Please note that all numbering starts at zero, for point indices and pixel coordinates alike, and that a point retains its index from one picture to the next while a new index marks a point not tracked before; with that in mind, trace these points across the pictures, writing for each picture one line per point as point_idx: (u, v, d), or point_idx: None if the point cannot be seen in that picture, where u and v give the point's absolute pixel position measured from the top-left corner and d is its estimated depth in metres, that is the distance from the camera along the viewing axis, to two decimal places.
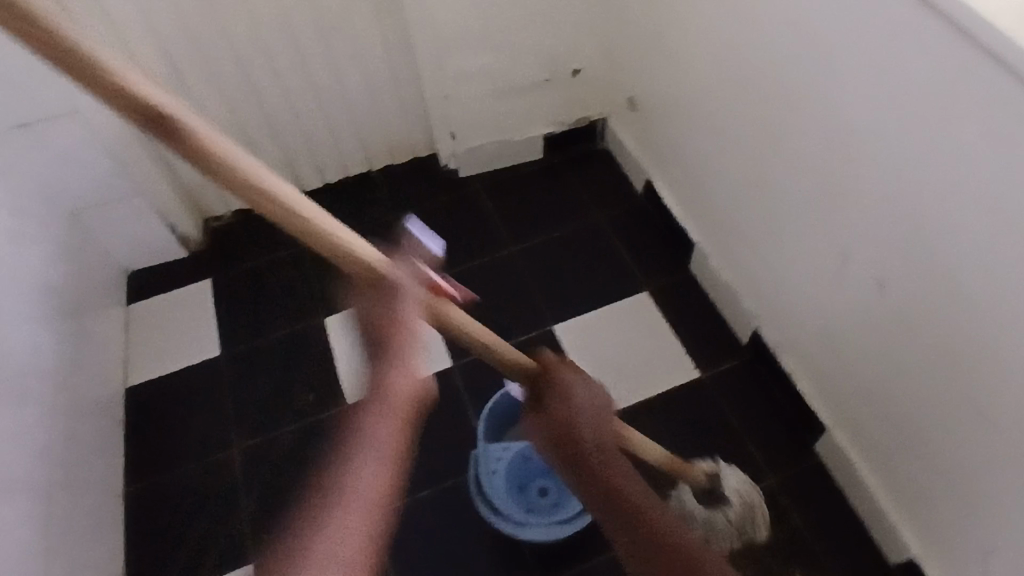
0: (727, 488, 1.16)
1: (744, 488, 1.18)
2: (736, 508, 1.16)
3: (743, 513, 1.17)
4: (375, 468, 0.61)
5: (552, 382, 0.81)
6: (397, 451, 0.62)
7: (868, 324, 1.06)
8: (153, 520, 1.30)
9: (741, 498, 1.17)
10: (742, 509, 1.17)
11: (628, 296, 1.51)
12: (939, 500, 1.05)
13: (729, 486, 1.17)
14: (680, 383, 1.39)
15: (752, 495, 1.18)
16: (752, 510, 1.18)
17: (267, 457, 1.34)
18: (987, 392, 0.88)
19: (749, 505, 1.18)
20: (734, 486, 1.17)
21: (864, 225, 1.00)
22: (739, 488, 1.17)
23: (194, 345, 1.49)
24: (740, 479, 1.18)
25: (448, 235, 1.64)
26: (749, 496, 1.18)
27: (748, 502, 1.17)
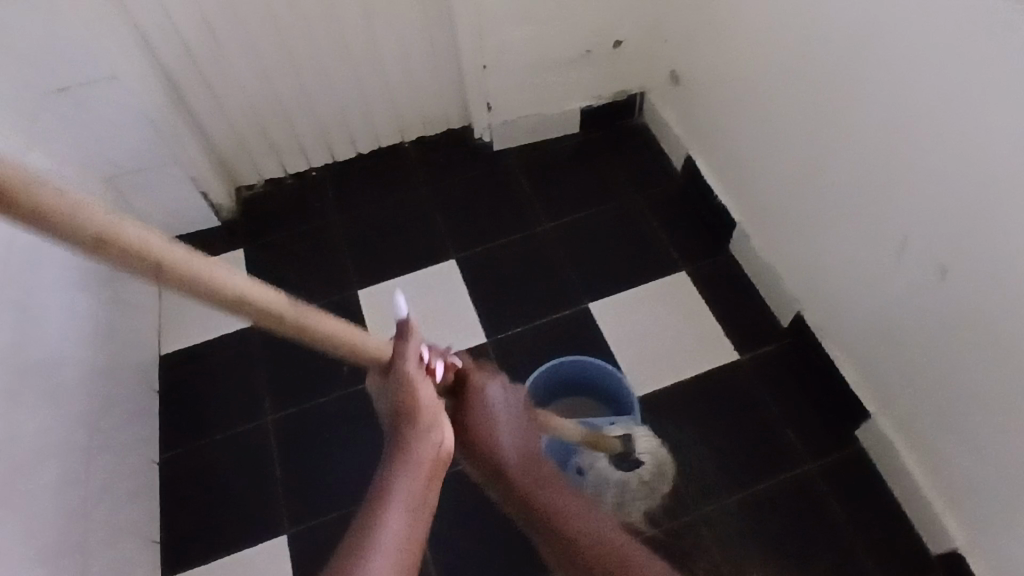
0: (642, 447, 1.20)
1: (652, 446, 1.21)
2: (649, 466, 1.22)
3: (653, 472, 1.22)
4: (403, 522, 0.61)
5: (472, 395, 0.84)
6: (425, 508, 0.64)
7: (923, 311, 1.02)
8: (187, 487, 1.31)
9: (651, 458, 1.22)
10: (652, 467, 1.22)
11: (665, 275, 1.48)
12: (989, 495, 1.02)
13: (640, 447, 1.20)
14: (717, 365, 1.37)
15: (659, 453, 1.23)
16: (661, 467, 1.23)
17: (300, 428, 1.34)
18: None
19: (656, 464, 1.23)
20: (647, 447, 1.20)
21: (924, 210, 0.96)
22: (653, 447, 1.21)
23: (227, 315, 1.49)
24: (650, 440, 1.21)
25: (481, 209, 1.61)
26: (656, 454, 1.23)
27: (656, 459, 1.23)
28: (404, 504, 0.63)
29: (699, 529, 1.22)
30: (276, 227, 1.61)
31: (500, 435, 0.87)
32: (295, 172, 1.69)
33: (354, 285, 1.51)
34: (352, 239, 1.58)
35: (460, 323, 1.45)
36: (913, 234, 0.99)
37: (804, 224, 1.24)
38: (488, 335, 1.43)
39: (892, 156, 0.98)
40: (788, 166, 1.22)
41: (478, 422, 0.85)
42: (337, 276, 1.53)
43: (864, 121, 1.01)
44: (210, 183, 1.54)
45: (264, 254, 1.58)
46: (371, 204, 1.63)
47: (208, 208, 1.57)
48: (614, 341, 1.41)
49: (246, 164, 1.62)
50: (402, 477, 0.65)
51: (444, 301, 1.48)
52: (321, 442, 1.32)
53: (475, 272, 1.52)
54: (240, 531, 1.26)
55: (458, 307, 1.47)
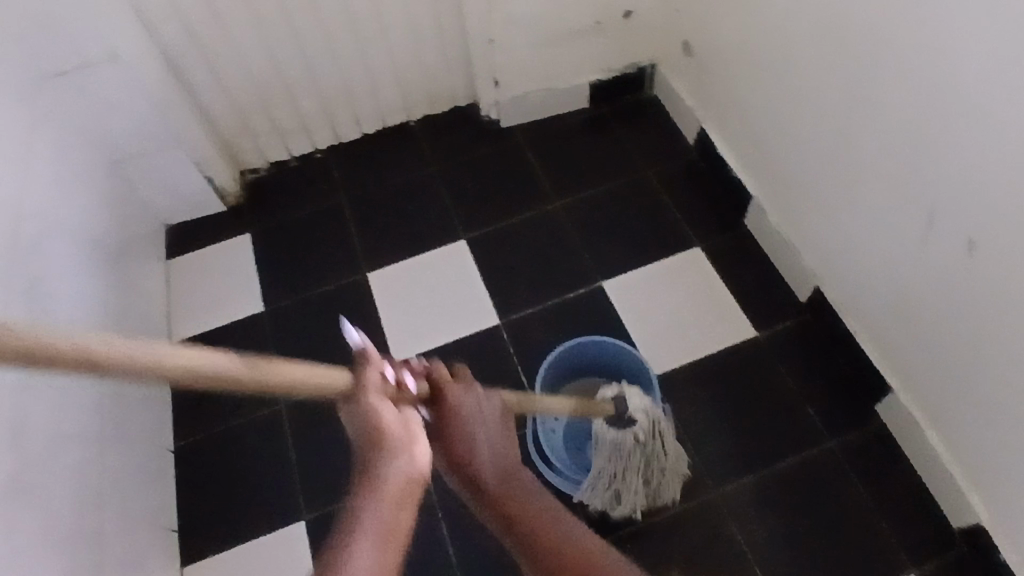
0: (633, 406, 1.11)
1: (647, 406, 1.12)
2: (647, 428, 1.11)
3: (650, 435, 1.11)
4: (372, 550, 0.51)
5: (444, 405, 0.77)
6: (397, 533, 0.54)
7: (948, 284, 1.00)
8: (202, 474, 1.30)
9: (648, 422, 1.11)
10: (653, 431, 1.11)
11: (679, 251, 1.46)
12: (1013, 470, 1.00)
13: (635, 405, 1.11)
14: (734, 343, 1.35)
15: (657, 416, 1.12)
16: (659, 432, 1.12)
17: (312, 414, 1.33)
18: None
19: (656, 428, 1.11)
20: (640, 406, 1.11)
21: (952, 181, 0.93)
22: (648, 408, 1.12)
23: (236, 301, 1.48)
24: (645, 398, 1.13)
25: (489, 188, 1.58)
26: (655, 416, 1.12)
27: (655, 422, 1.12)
28: (374, 526, 0.53)
29: (718, 509, 1.21)
30: (282, 211, 1.59)
31: (476, 443, 0.79)
32: (300, 154, 1.66)
33: (363, 268, 1.49)
34: (359, 221, 1.56)
35: (472, 305, 1.43)
36: (941, 206, 0.96)
37: (822, 198, 1.21)
38: (501, 316, 1.41)
39: (918, 126, 0.95)
40: (806, 138, 1.19)
41: (452, 431, 0.79)
42: (345, 259, 1.51)
43: (888, 89, 0.97)
44: (214, 167, 1.51)
45: (270, 238, 1.55)
46: (378, 185, 1.61)
47: (212, 192, 1.55)
48: (629, 320, 1.39)
49: (250, 147, 1.60)
50: (368, 501, 0.56)
51: (455, 283, 1.46)
52: (335, 427, 1.32)
53: (486, 252, 1.49)
54: (257, 517, 1.25)
55: (469, 288, 1.45)
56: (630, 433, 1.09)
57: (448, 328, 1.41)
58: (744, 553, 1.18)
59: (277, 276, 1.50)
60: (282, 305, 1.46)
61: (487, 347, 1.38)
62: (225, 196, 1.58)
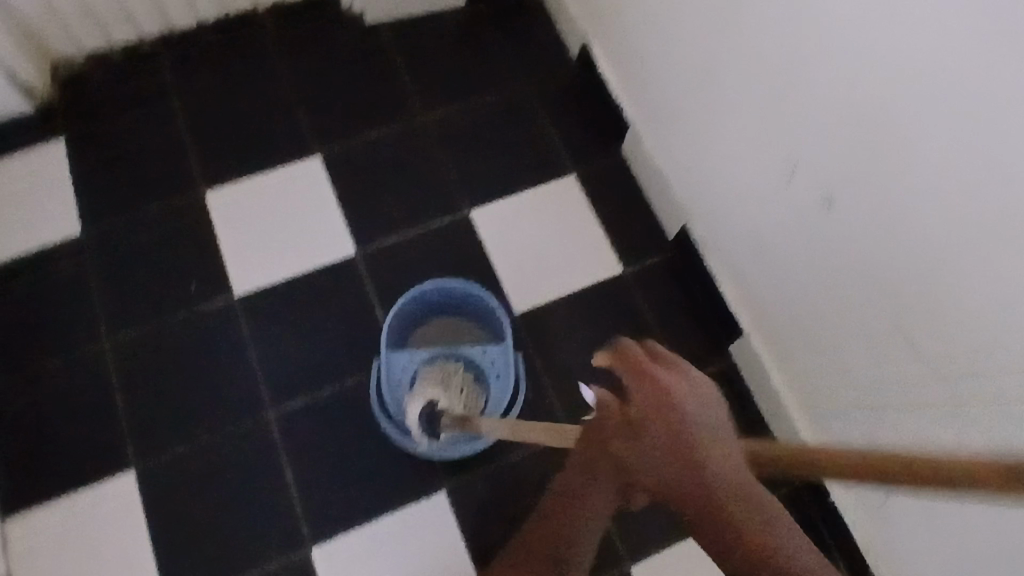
0: (432, 383, 1.04)
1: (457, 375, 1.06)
2: (451, 390, 1.04)
3: (454, 386, 1.05)
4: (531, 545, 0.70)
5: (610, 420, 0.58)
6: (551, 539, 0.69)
7: (805, 240, 0.98)
8: (14, 425, 1.16)
9: (442, 379, 1.05)
10: (465, 395, 1.05)
11: (553, 180, 1.37)
12: (846, 424, 1.03)
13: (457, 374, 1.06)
14: (599, 280, 1.30)
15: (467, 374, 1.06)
16: (457, 387, 1.05)
17: (141, 356, 1.20)
18: (922, 348, 0.84)
19: (449, 381, 1.05)
20: (444, 384, 1.05)
21: (820, 135, 0.88)
22: (450, 372, 1.05)
23: (47, 224, 1.27)
24: (465, 371, 1.07)
25: (349, 97, 1.40)
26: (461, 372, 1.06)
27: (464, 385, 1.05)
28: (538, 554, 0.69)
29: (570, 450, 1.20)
30: (102, 116, 1.35)
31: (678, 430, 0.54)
32: (123, 45, 1.39)
33: (199, 187, 1.31)
34: (197, 129, 1.36)
35: (325, 232, 1.30)
36: (806, 156, 0.92)
37: (696, 135, 1.14)
38: (356, 247, 1.29)
39: (796, 68, 0.88)
40: (687, 70, 1.10)
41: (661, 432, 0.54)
42: (182, 176, 1.32)
43: (773, 25, 0.89)
44: (9, 55, 1.24)
45: (87, 148, 1.33)
46: (220, 88, 1.39)
47: (12, 88, 1.28)
48: (494, 254, 1.31)
49: (57, 36, 1.31)
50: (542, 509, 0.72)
51: (307, 209, 1.31)
52: (169, 371, 1.20)
53: (344, 173, 1.34)
54: (80, 469, 1.13)
55: (324, 216, 1.31)
56: (438, 388, 1.04)
57: (298, 261, 1.28)
58: None
59: (98, 194, 1.30)
60: (103, 230, 1.27)
61: (339, 281, 1.27)
62: (33, 94, 1.32)
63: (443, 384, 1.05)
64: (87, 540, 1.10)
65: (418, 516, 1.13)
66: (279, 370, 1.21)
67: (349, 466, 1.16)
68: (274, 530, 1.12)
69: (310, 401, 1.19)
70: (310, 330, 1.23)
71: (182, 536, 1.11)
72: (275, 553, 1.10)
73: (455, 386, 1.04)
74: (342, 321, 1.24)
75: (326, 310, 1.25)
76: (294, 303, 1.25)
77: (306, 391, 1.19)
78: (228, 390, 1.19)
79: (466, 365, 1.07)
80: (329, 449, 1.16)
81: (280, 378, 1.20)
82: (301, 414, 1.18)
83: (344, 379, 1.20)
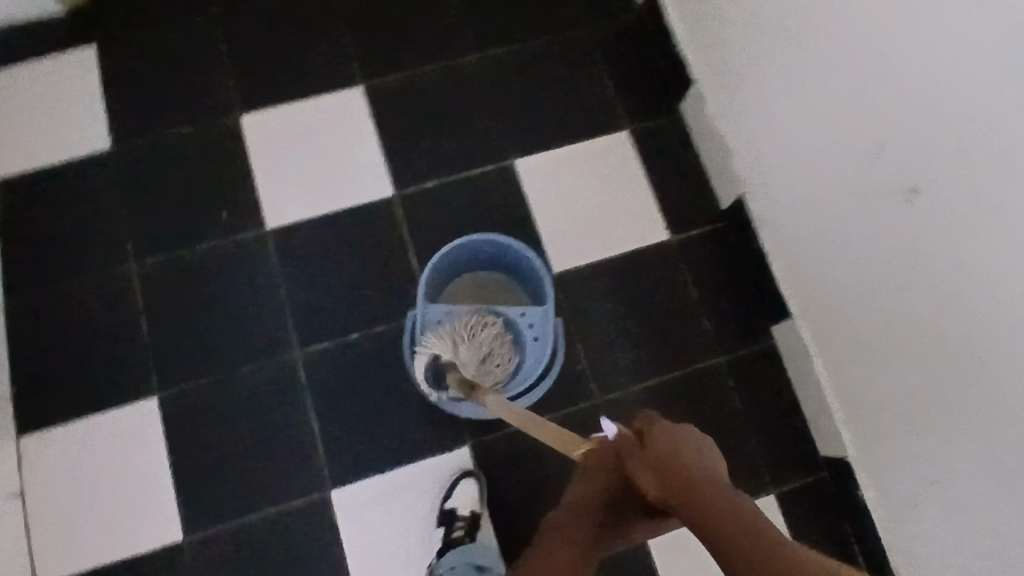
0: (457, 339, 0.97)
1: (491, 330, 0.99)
2: (473, 347, 0.97)
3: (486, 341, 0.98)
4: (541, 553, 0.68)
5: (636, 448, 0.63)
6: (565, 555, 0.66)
7: (876, 227, 0.93)
8: (38, 339, 1.14)
9: (471, 331, 0.98)
10: (499, 351, 0.99)
11: (605, 134, 1.29)
12: (889, 420, 1.00)
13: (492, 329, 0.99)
14: (644, 245, 1.24)
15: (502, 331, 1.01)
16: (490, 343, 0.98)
17: (168, 281, 1.17)
18: (985, 359, 0.79)
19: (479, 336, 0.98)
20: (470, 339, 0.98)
21: (913, 115, 0.82)
22: (486, 326, 0.99)
23: (75, 135, 1.22)
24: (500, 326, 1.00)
25: (397, 25, 1.32)
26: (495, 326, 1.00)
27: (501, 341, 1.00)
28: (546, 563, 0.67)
29: (597, 417, 1.17)
30: (135, 24, 1.28)
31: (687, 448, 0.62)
32: None
33: (235, 109, 1.25)
34: (234, 47, 1.28)
35: (363, 169, 1.24)
36: (893, 142, 0.86)
37: (769, 101, 1.07)
38: (394, 188, 1.24)
39: (900, 43, 0.81)
40: (770, 29, 1.02)
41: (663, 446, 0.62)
42: (216, 96, 1.26)
43: None
44: None
45: (120, 56, 1.26)
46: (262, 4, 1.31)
47: None
48: (537, 208, 1.25)
49: None
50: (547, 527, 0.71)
51: (345, 144, 1.25)
52: (195, 299, 1.17)
53: (385, 108, 1.28)
54: (102, 390, 1.12)
55: (362, 152, 1.25)
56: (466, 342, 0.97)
57: (333, 197, 1.22)
58: None
59: (130, 108, 1.24)
60: (133, 147, 1.22)
61: (374, 221, 1.22)
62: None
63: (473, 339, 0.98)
64: (105, 462, 1.09)
65: (438, 470, 1.11)
66: (307, 308, 1.17)
67: (373, 412, 1.14)
68: (292, 470, 1.11)
69: (337, 343, 1.16)
70: (341, 270, 1.19)
71: (200, 467, 1.10)
72: (292, 492, 1.10)
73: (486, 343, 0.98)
74: (375, 264, 1.20)
75: (360, 251, 1.20)
76: (326, 241, 1.20)
77: (334, 333, 1.17)
78: (254, 324, 1.16)
79: (502, 322, 1.01)
80: (354, 394, 1.14)
81: (307, 318, 1.17)
82: (327, 355, 1.15)
83: (373, 324, 1.17)
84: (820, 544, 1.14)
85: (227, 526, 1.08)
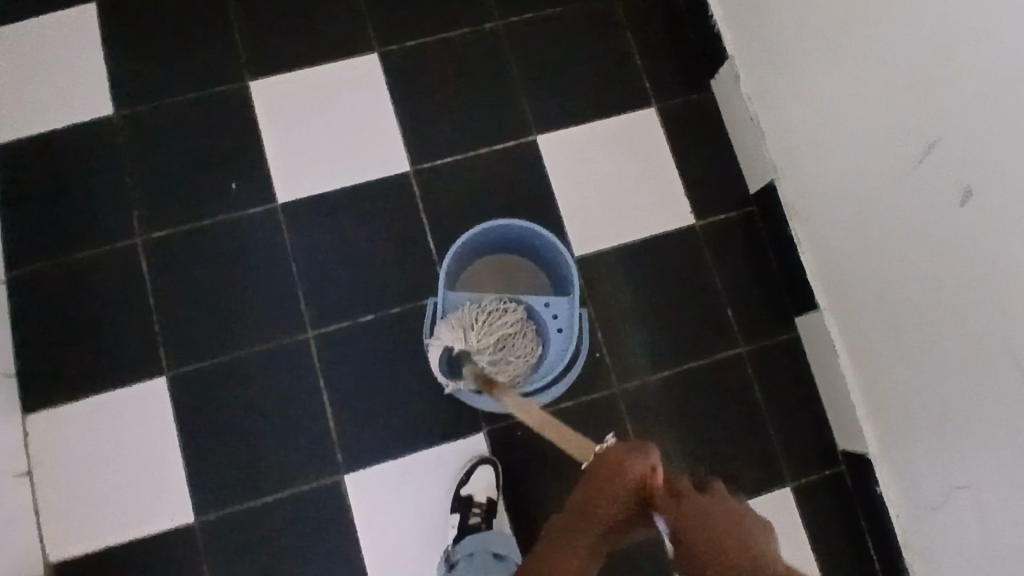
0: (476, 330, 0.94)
1: (507, 319, 0.96)
2: (485, 334, 0.94)
3: (501, 331, 0.95)
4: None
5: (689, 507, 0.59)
6: None
7: (920, 226, 0.88)
8: (42, 313, 1.10)
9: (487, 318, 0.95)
10: (522, 341, 0.97)
11: (632, 110, 1.24)
12: (917, 422, 0.97)
13: (507, 318, 0.96)
14: (668, 229, 1.20)
15: (524, 320, 0.98)
16: (506, 333, 0.96)
17: (176, 255, 1.13)
18: None
19: (492, 324, 0.95)
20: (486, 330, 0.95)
21: (976, 111, 0.76)
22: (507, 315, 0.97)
23: (76, 99, 1.16)
24: (518, 316, 0.97)
25: None
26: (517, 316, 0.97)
27: (523, 331, 0.98)
28: None
29: (616, 405, 1.15)
30: None
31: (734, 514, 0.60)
32: None
33: (245, 74, 1.19)
34: (242, 6, 1.21)
35: (378, 142, 1.19)
36: (949, 136, 0.80)
37: (811, 85, 1.01)
38: (411, 163, 1.18)
39: (964, 33, 0.75)
40: (818, 7, 0.95)
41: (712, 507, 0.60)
42: (225, 60, 1.19)
43: None
44: None
45: (124, 14, 1.19)
46: None
47: None
48: (559, 187, 1.20)
49: None
50: None
51: (360, 114, 1.19)
52: (204, 275, 1.13)
53: (402, 76, 1.21)
54: (109, 368, 1.09)
55: (377, 123, 1.19)
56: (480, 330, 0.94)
57: (348, 170, 1.17)
58: None
59: (134, 71, 1.18)
60: (139, 113, 1.16)
61: (391, 197, 1.17)
62: None
63: (488, 328, 0.95)
64: (114, 442, 1.07)
65: (454, 455, 1.10)
66: (320, 287, 1.14)
67: (388, 396, 1.11)
68: (306, 453, 1.08)
69: (350, 324, 1.13)
70: (355, 248, 1.15)
71: (212, 449, 1.08)
72: (306, 475, 1.08)
73: (506, 333, 0.96)
74: (391, 243, 1.16)
75: (375, 228, 1.16)
76: (340, 217, 1.16)
77: (348, 314, 1.13)
78: (266, 302, 1.13)
79: (525, 311, 0.99)
80: (368, 377, 1.11)
81: (321, 297, 1.13)
82: (340, 336, 1.12)
83: (388, 305, 1.14)
84: (836, 537, 1.14)
85: (241, 508, 1.06)
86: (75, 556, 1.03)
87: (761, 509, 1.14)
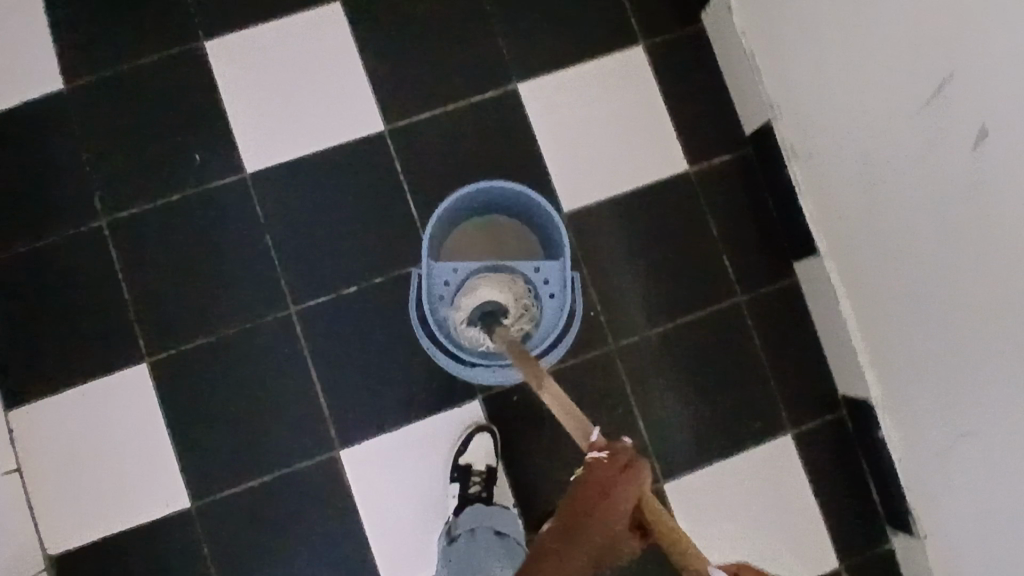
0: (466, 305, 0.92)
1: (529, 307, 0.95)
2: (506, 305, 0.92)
3: (520, 314, 0.94)
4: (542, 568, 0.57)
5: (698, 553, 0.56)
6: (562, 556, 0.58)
7: (928, 168, 0.83)
8: (11, 304, 1.06)
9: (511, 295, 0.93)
10: (515, 310, 0.93)
11: (618, 51, 1.16)
12: (921, 369, 0.95)
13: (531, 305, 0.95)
14: (661, 177, 1.15)
15: (518, 286, 0.93)
16: (522, 317, 0.94)
17: (145, 236, 1.07)
18: None
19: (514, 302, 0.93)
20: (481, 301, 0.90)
21: (994, 42, 0.70)
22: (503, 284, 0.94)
23: (21, 74, 1.08)
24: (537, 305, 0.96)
25: None
26: (515, 287, 0.94)
27: (516, 299, 0.93)
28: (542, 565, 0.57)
29: (613, 364, 1.12)
30: None
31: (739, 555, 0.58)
32: None
33: (200, 34, 1.10)
34: None
35: (349, 101, 1.11)
36: (965, 70, 0.74)
37: (814, 15, 0.93)
38: (385, 122, 1.11)
39: None
40: None
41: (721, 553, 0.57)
42: (176, 20, 1.10)
43: None
44: None
45: None
46: None
47: None
48: (544, 139, 1.13)
49: None
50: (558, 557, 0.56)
51: (325, 71, 1.11)
52: (177, 255, 1.07)
53: (368, 26, 1.12)
54: (88, 358, 1.05)
55: (347, 81, 1.11)
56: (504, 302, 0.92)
57: (319, 134, 1.10)
58: (633, 405, 1.12)
59: (81, 37, 1.09)
60: (91, 84, 1.09)
61: (366, 160, 1.10)
62: None
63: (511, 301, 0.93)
64: (101, 433, 1.04)
65: (450, 424, 1.08)
66: (299, 261, 1.09)
67: (379, 369, 1.08)
68: (299, 431, 1.06)
69: (334, 298, 1.08)
70: (333, 217, 1.09)
71: (202, 433, 1.05)
72: (301, 453, 1.06)
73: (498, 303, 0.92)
74: (370, 210, 1.10)
75: (352, 195, 1.10)
76: (315, 185, 1.10)
77: (330, 287, 1.09)
78: (244, 280, 1.08)
79: (515, 278, 0.95)
80: (357, 351, 1.08)
81: (300, 271, 1.08)
82: (325, 311, 1.08)
83: (372, 275, 1.09)
84: (838, 481, 1.14)
85: (237, 491, 1.04)
86: (73, 548, 1.02)
87: (763, 459, 1.13)
